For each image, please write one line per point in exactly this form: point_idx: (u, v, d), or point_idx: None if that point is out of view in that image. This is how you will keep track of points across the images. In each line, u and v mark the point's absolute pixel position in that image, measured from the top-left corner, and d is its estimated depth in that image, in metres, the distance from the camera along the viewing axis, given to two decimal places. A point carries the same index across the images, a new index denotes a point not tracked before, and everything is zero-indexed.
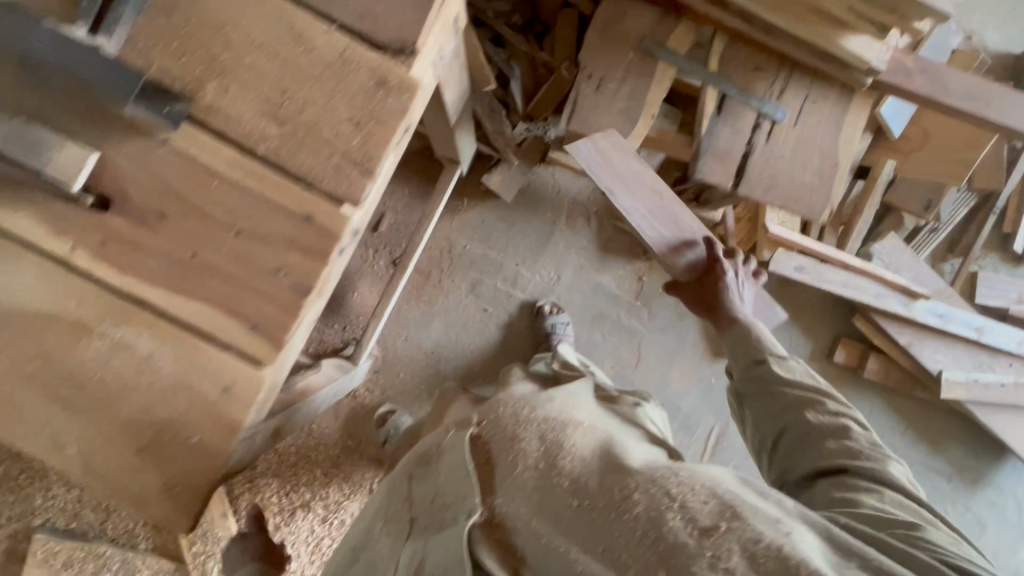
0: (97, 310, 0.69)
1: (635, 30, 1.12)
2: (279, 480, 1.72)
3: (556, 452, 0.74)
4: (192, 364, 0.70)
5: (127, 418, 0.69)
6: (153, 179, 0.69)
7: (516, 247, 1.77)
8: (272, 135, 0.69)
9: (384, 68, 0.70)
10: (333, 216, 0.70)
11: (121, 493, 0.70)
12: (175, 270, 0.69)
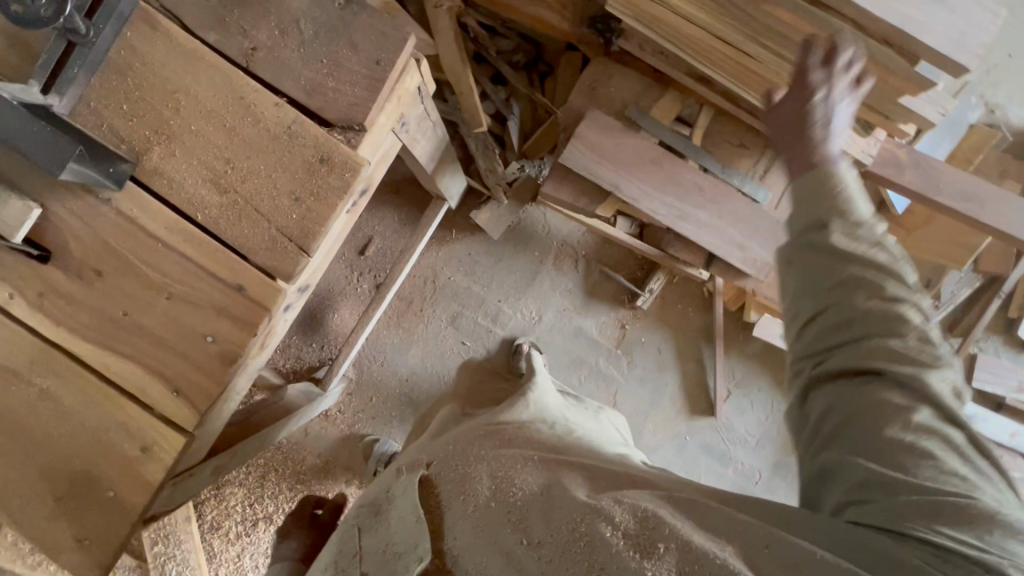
0: (29, 358, 0.70)
1: (619, 94, 1.10)
2: (244, 489, 1.75)
3: (508, 487, 0.60)
4: (113, 420, 0.70)
5: (46, 467, 0.70)
6: (93, 235, 0.70)
7: (500, 283, 1.76)
8: (212, 203, 0.70)
9: (328, 144, 0.70)
10: (264, 288, 0.70)
11: (35, 538, 0.71)
12: (105, 327, 0.70)
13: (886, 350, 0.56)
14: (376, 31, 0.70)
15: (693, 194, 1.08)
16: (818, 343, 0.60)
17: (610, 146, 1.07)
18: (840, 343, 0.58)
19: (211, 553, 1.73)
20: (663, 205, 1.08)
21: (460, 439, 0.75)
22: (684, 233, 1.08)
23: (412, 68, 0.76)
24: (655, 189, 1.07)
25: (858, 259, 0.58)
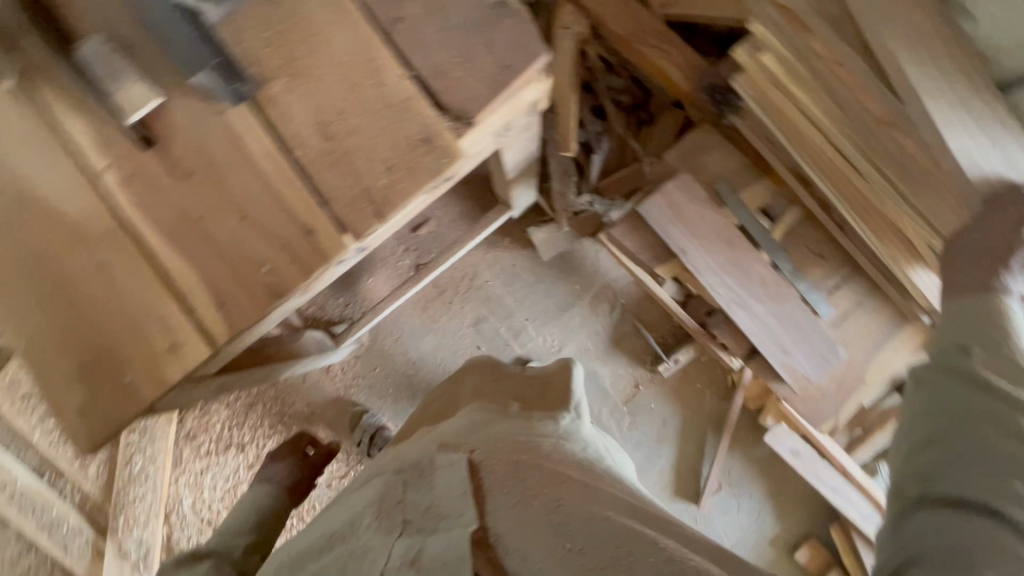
0: (101, 228, 0.73)
1: (715, 166, 1.10)
2: (229, 411, 1.79)
3: (551, 497, 0.75)
4: (154, 311, 0.72)
5: (80, 332, 0.73)
6: (197, 138, 0.73)
7: (533, 302, 1.77)
8: (313, 146, 0.72)
9: (436, 128, 0.72)
10: (332, 238, 0.72)
11: (47, 394, 0.73)
12: (178, 224, 0.73)
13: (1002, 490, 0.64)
14: (515, 40, 0.72)
15: (756, 286, 1.05)
16: (940, 466, 0.70)
17: (688, 211, 1.07)
18: (967, 474, 0.67)
19: (178, 459, 1.80)
20: (725, 284, 1.06)
21: (496, 430, 0.87)
22: (734, 318, 1.05)
23: (536, 82, 0.77)
24: (718, 268, 1.06)
25: (989, 400, 0.71)
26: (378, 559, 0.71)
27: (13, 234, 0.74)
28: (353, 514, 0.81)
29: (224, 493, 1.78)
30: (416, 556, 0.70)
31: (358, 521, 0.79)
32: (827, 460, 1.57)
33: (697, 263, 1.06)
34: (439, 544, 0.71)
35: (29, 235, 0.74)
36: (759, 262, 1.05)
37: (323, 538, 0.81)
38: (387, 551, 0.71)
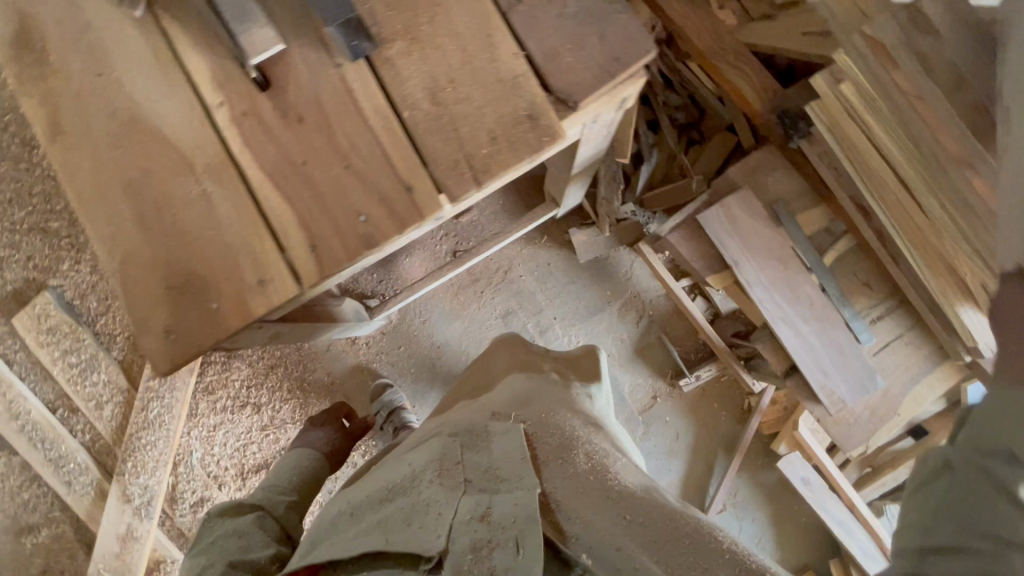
0: (207, 159, 0.76)
1: (775, 187, 1.13)
2: (250, 370, 1.79)
3: (604, 474, 0.81)
4: (249, 245, 0.75)
5: (175, 255, 0.75)
6: (311, 87, 0.76)
7: (563, 302, 1.79)
8: (421, 109, 0.76)
9: (541, 107, 0.75)
10: (428, 198, 0.75)
11: (131, 310, 0.75)
12: (282, 165, 0.76)
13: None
14: (626, 34, 0.76)
15: (802, 306, 1.08)
16: None
17: (745, 226, 1.10)
18: None
19: (193, 412, 1.76)
20: (773, 300, 1.09)
21: (536, 405, 0.96)
22: (779, 335, 1.08)
23: (636, 78, 0.81)
24: (769, 286, 1.09)
25: None
26: (445, 511, 0.75)
27: (123, 154, 0.76)
28: (412, 470, 0.82)
29: (231, 452, 1.77)
30: (485, 512, 0.75)
31: (419, 475, 0.81)
32: (835, 493, 1.60)
33: (749, 278, 1.09)
34: (509, 499, 0.76)
35: (138, 157, 0.76)
36: (809, 283, 1.09)
37: (383, 490, 0.83)
38: (454, 504, 0.76)
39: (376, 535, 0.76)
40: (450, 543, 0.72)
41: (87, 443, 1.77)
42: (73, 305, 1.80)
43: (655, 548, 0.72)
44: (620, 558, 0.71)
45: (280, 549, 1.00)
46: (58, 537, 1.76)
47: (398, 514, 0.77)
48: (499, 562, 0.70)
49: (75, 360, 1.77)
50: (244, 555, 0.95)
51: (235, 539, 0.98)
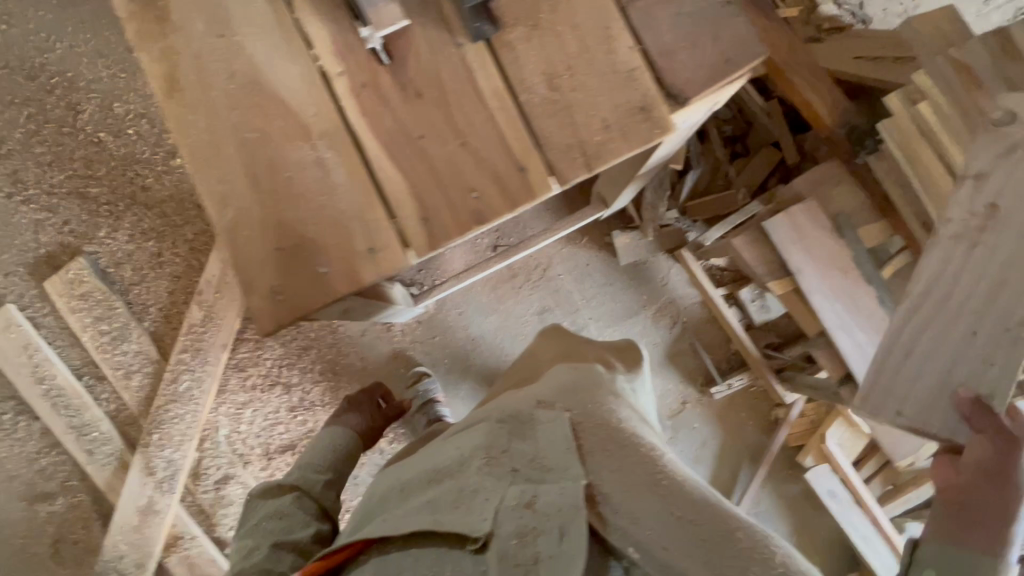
0: (324, 127, 0.77)
1: (837, 201, 1.17)
2: (283, 350, 1.78)
3: (653, 463, 0.79)
4: (362, 213, 0.76)
5: (286, 218, 0.76)
6: (431, 64, 0.78)
7: (599, 303, 1.81)
8: (538, 93, 0.78)
9: (653, 100, 0.78)
10: (540, 180, 0.77)
11: (238, 268, 0.76)
12: (398, 138, 0.77)
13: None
14: (739, 37, 0.79)
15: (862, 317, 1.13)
16: None
17: (810, 236, 1.14)
18: None
19: (222, 388, 1.75)
20: (834, 309, 1.13)
21: (578, 387, 0.95)
22: (838, 343, 1.13)
23: (737, 81, 0.84)
24: (830, 296, 1.13)
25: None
26: (493, 495, 0.77)
27: (240, 115, 0.77)
28: (459, 455, 0.86)
29: (259, 431, 1.76)
30: (531, 500, 0.76)
31: (466, 461, 0.84)
32: (859, 507, 1.63)
33: (811, 287, 1.13)
34: (554, 487, 0.77)
35: (255, 119, 0.77)
36: (868, 294, 1.13)
37: (429, 472, 0.88)
38: (500, 492, 0.77)
39: (423, 515, 0.79)
40: (496, 525, 0.74)
41: (111, 413, 1.75)
42: (108, 273, 1.79)
43: (711, 555, 0.71)
44: (670, 558, 0.71)
45: (322, 537, 1.00)
46: (74, 506, 1.74)
47: (449, 494, 0.81)
48: (544, 548, 0.72)
49: (106, 328, 1.75)
50: (287, 536, 0.98)
51: (276, 520, 1.00)
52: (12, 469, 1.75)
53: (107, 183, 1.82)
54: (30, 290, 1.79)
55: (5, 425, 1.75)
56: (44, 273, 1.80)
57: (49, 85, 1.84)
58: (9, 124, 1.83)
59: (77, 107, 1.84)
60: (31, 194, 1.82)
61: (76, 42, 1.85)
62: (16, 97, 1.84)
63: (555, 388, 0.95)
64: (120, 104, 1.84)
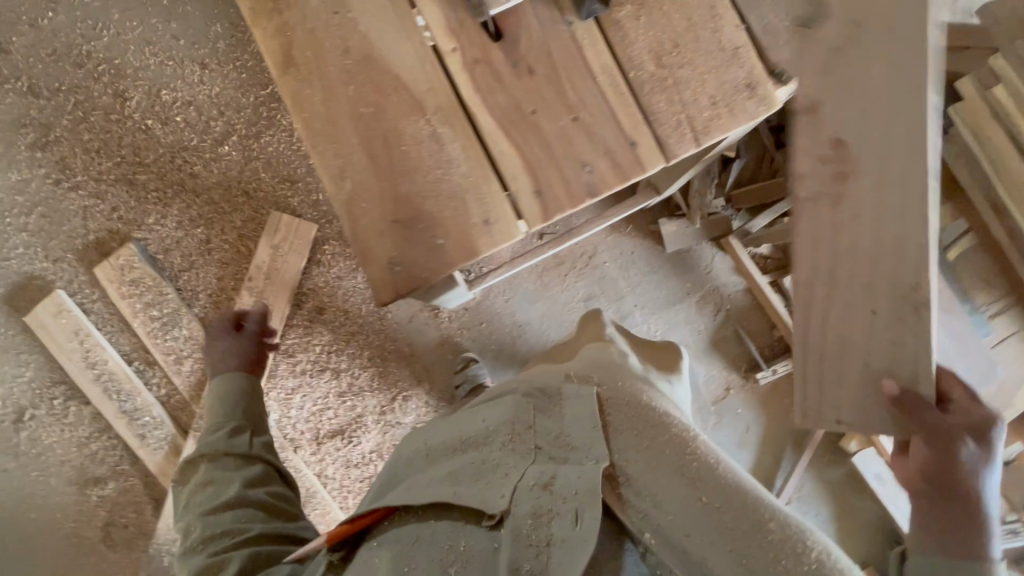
0: (437, 103, 0.79)
1: None
2: (331, 336, 1.79)
3: (678, 449, 0.88)
4: (476, 186, 0.78)
5: (402, 192, 0.78)
6: (543, 40, 0.79)
7: (644, 291, 1.83)
8: (647, 70, 0.80)
9: (759, 77, 0.80)
10: (650, 154, 0.79)
11: (356, 241, 0.78)
12: (511, 113, 0.79)
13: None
14: None
15: None
16: None
17: None
18: None
19: (272, 373, 1.77)
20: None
21: (615, 373, 1.04)
22: None
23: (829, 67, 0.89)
24: None
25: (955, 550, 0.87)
26: (514, 473, 0.85)
27: (355, 91, 0.79)
28: (486, 427, 0.94)
29: (307, 417, 1.77)
30: (549, 481, 0.83)
31: (492, 435, 0.92)
32: None
33: None
34: (571, 475, 0.83)
35: (369, 95, 0.79)
36: None
37: (456, 443, 0.96)
38: (522, 470, 0.85)
39: (445, 488, 0.87)
40: (512, 505, 0.81)
41: (163, 398, 1.79)
42: (157, 260, 1.80)
43: (727, 538, 0.79)
44: (688, 544, 0.79)
45: (245, 491, 1.03)
46: (126, 489, 1.77)
47: (473, 469, 0.88)
48: (557, 530, 0.78)
49: (157, 314, 1.77)
50: (215, 500, 1.02)
51: (205, 489, 1.04)
52: (62, 454, 1.76)
53: (152, 170, 1.82)
54: (79, 277, 1.79)
55: (57, 411, 1.77)
56: (92, 259, 1.80)
57: (96, 72, 1.80)
58: (56, 111, 1.79)
59: (124, 95, 1.81)
60: (77, 179, 1.80)
61: (123, 29, 1.80)
62: (63, 84, 1.79)
63: (589, 369, 1.04)
64: (167, 91, 1.82)
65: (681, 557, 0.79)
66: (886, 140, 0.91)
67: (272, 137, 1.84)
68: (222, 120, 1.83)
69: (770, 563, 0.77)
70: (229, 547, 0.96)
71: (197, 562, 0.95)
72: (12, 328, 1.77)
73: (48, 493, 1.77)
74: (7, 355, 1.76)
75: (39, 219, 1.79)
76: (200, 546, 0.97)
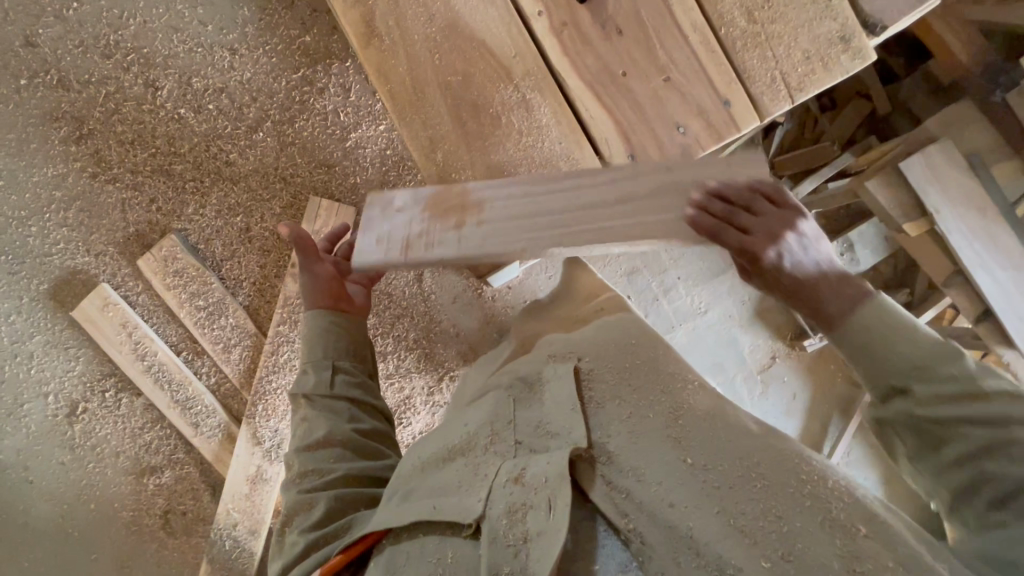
0: (526, 68, 0.93)
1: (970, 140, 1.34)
2: (375, 319, 1.77)
3: (666, 410, 0.83)
4: (557, 154, 0.95)
5: (493, 161, 0.94)
6: (631, 5, 0.90)
7: (687, 263, 1.81)
8: (738, 26, 0.90)
9: (853, 29, 0.88)
10: (744, 112, 0.91)
11: None
12: (604, 76, 0.91)
13: (964, 442, 0.78)
14: None
15: (1000, 253, 1.30)
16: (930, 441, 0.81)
17: (948, 181, 1.28)
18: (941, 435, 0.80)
19: None
20: (971, 248, 1.30)
21: (620, 338, 0.97)
22: (978, 279, 1.30)
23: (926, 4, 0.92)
24: (971, 237, 1.30)
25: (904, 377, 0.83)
26: (491, 470, 0.83)
27: (445, 61, 0.93)
28: (468, 431, 0.92)
29: None
30: (520, 473, 0.81)
31: (474, 438, 0.91)
32: None
33: (953, 232, 1.29)
34: (543, 463, 0.81)
35: (456, 63, 0.93)
36: (1006, 231, 1.30)
37: (443, 448, 0.93)
38: (498, 466, 0.83)
39: (424, 501, 0.85)
40: (486, 508, 0.79)
41: (213, 386, 1.83)
42: (198, 250, 1.80)
43: (716, 500, 0.72)
44: (673, 514, 0.73)
45: (337, 431, 1.04)
46: (182, 477, 1.81)
47: (456, 474, 0.87)
48: (531, 525, 0.75)
49: (202, 303, 1.79)
50: (308, 438, 1.05)
51: (301, 426, 1.08)
52: (117, 445, 1.79)
53: (187, 159, 1.80)
54: (122, 269, 1.80)
55: (109, 403, 1.79)
56: (134, 253, 1.80)
57: (125, 62, 1.76)
58: (88, 103, 1.76)
59: (155, 85, 1.78)
60: (113, 172, 1.79)
61: (149, 16, 1.75)
62: (93, 75, 1.75)
63: (570, 343, 0.99)
64: (198, 79, 1.79)
65: (665, 530, 0.73)
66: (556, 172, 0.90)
67: (307, 122, 1.82)
68: (255, 106, 1.80)
69: (766, 519, 0.70)
70: (322, 485, 0.99)
71: (294, 497, 1.00)
72: (59, 323, 1.78)
73: (104, 484, 1.79)
74: (57, 350, 1.78)
75: (79, 213, 1.78)
76: (296, 480, 1.02)
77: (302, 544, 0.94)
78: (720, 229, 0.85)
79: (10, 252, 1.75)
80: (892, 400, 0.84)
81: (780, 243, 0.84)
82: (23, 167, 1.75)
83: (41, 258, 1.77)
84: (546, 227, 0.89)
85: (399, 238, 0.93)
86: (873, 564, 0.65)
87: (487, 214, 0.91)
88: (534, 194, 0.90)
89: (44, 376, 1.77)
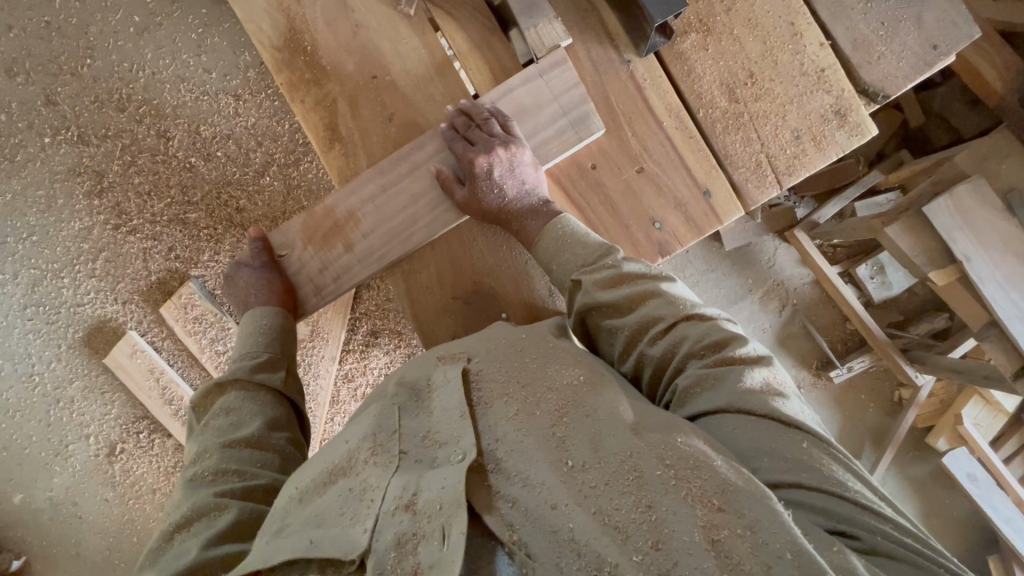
0: None
1: (1006, 175, 1.38)
2: (388, 357, 1.77)
3: (553, 406, 0.77)
4: (515, 263, 1.11)
5: (414, 208, 1.07)
6: (605, 97, 1.08)
7: (707, 294, 1.72)
8: (718, 108, 1.08)
9: (850, 105, 1.06)
10: (725, 199, 1.08)
11: (426, 310, 1.11)
12: (591, 174, 1.08)
13: (623, 328, 0.86)
14: (937, 24, 1.05)
15: None
16: (644, 361, 0.84)
17: (976, 225, 1.34)
18: (650, 349, 0.83)
19: (335, 398, 1.78)
20: (1008, 298, 1.35)
21: (508, 338, 0.91)
22: (1015, 330, 1.35)
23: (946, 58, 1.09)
24: (1006, 285, 1.35)
25: (593, 292, 0.89)
26: (376, 496, 0.74)
27: (406, 138, 1.08)
28: (349, 449, 0.83)
29: None
30: (411, 500, 0.71)
31: (355, 455, 0.82)
32: (1001, 489, 1.65)
33: (987, 280, 1.35)
34: (435, 485, 0.72)
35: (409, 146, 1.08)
36: None
37: (324, 473, 0.82)
38: (385, 485, 0.74)
39: (301, 535, 0.74)
40: (372, 540, 0.69)
41: None
42: (214, 294, 1.84)
43: (591, 499, 0.66)
44: (555, 517, 0.67)
45: (268, 433, 0.96)
46: None
47: (338, 502, 0.76)
48: (423, 557, 0.66)
49: (222, 347, 1.85)
50: (227, 435, 0.95)
51: (222, 417, 0.97)
52: (153, 482, 1.91)
53: (200, 207, 1.78)
54: (147, 316, 1.84)
55: (144, 444, 1.89)
56: (156, 301, 1.83)
57: (138, 115, 1.70)
58: (106, 157, 1.72)
59: (167, 135, 1.72)
60: (133, 223, 1.77)
61: (157, 68, 1.68)
62: (109, 129, 1.70)
63: (464, 343, 0.94)
64: (206, 127, 1.73)
65: (550, 537, 0.66)
66: (382, 170, 1.06)
67: (312, 163, 1.77)
68: (261, 151, 1.75)
69: (635, 511, 0.65)
70: (238, 489, 0.89)
71: (202, 498, 0.87)
72: (94, 369, 1.84)
73: (144, 518, 1.92)
74: (94, 395, 1.85)
75: (105, 264, 1.78)
76: (210, 478, 0.90)
77: (190, 560, 0.80)
78: (468, 128, 1.01)
79: (42, 303, 1.78)
80: (574, 293, 0.92)
81: (498, 152, 0.98)
82: (52, 223, 1.74)
83: (74, 308, 1.79)
84: (415, 217, 1.07)
85: (303, 279, 1.12)
86: (727, 535, 0.61)
87: (363, 223, 1.08)
88: (395, 185, 1.07)
89: (85, 419, 1.85)
